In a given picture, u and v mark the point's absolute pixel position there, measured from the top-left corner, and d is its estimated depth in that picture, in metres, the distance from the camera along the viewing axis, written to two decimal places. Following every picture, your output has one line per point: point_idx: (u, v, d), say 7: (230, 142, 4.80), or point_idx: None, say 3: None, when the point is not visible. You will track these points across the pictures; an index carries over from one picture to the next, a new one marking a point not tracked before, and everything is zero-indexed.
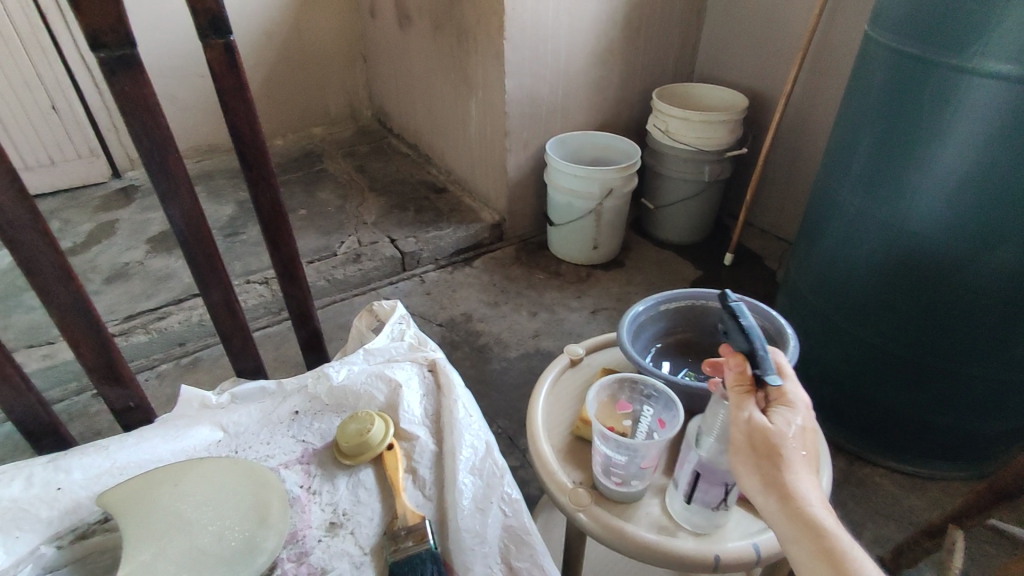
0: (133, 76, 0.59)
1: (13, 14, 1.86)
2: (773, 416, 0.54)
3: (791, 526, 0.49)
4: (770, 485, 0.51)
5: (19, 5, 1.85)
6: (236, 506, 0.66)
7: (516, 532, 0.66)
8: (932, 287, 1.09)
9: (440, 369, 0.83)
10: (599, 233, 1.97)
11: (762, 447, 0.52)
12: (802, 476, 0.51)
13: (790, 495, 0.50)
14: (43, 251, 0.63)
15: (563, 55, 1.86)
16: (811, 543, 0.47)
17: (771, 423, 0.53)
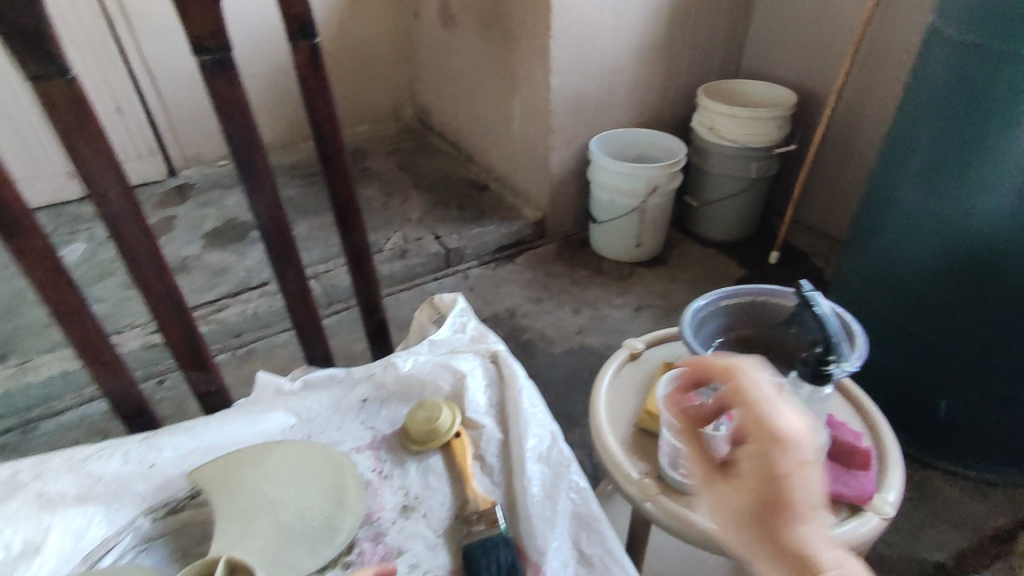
0: (228, 77, 0.63)
1: (81, 20, 1.95)
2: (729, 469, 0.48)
3: None
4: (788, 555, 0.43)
5: (88, 12, 1.95)
6: (316, 488, 0.70)
7: (586, 519, 0.68)
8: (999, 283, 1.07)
9: (502, 360, 0.85)
10: (643, 230, 1.97)
11: (759, 505, 0.45)
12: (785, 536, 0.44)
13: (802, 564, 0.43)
14: (141, 242, 0.68)
15: (608, 52, 1.86)
16: None
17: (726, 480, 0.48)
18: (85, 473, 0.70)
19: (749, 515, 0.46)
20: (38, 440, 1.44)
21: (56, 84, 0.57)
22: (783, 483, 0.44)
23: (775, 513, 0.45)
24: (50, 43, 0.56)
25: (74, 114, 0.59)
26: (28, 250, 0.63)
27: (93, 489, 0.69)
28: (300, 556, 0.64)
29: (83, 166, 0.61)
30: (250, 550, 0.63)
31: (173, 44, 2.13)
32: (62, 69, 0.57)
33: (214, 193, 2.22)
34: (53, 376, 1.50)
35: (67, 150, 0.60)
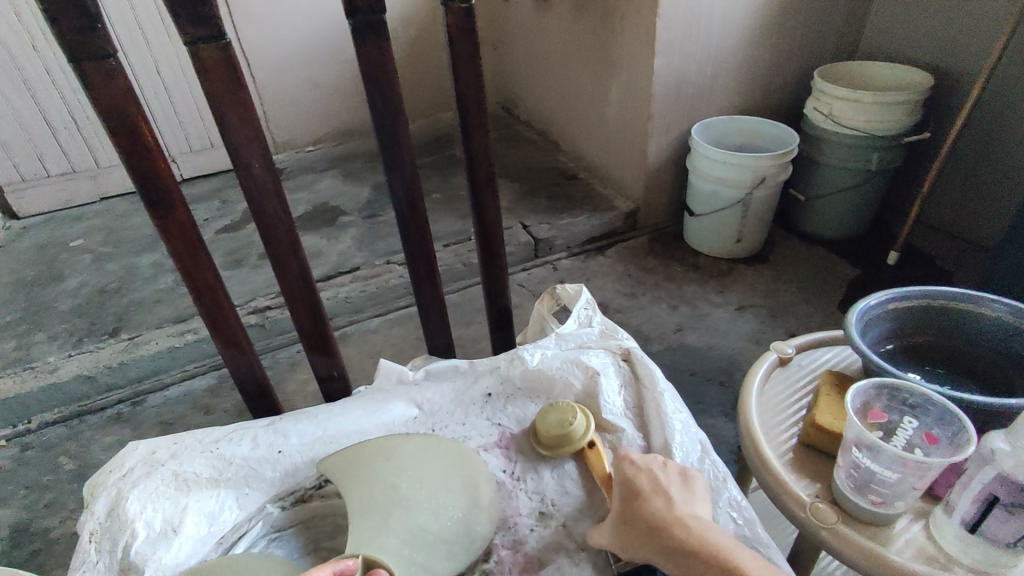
0: (378, 44, 0.59)
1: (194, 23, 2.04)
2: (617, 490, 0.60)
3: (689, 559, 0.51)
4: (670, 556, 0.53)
5: None
6: (449, 486, 0.66)
7: (750, 543, 0.60)
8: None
9: (636, 359, 0.78)
10: (746, 224, 1.84)
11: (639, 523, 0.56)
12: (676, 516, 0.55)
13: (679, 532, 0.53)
14: (279, 218, 0.65)
15: (717, 32, 1.74)
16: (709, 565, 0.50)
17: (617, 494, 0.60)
18: (218, 455, 0.68)
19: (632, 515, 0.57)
20: (148, 412, 1.50)
21: (211, 48, 0.55)
22: (641, 497, 0.57)
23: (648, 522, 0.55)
24: (208, 5, 0.53)
25: (227, 81, 0.56)
26: (171, 223, 0.61)
27: (225, 472, 0.68)
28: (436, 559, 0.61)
29: (231, 137, 0.59)
30: (387, 550, 0.60)
31: (273, 29, 2.17)
32: (219, 33, 0.54)
33: (306, 178, 2.26)
34: (162, 351, 1.55)
35: (217, 120, 0.58)
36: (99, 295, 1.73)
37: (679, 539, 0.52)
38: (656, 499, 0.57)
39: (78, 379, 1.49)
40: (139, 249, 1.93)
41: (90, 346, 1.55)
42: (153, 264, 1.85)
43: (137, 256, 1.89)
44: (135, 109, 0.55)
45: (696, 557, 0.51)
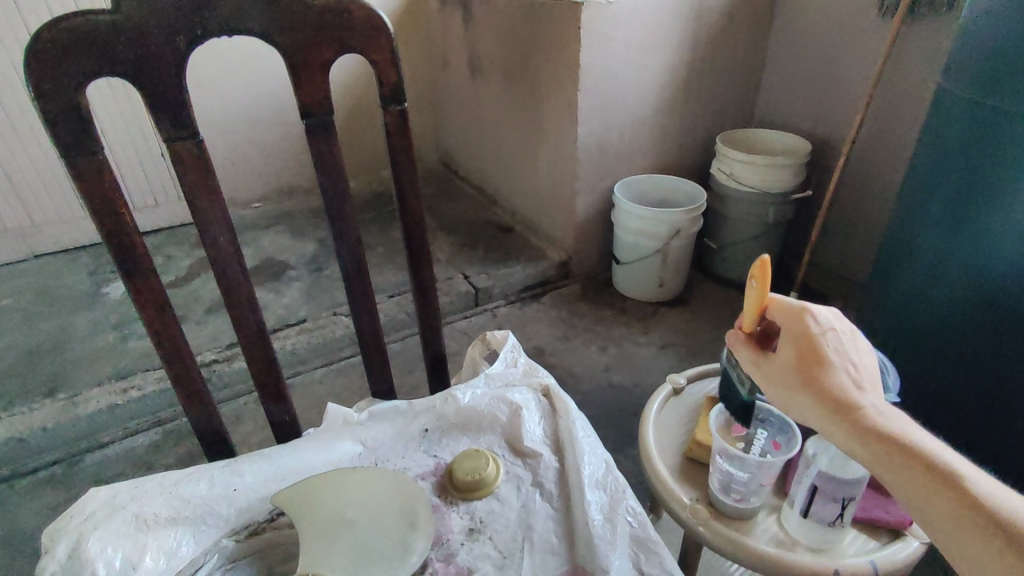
0: (326, 137, 0.72)
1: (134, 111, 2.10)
2: (799, 348, 0.65)
3: (874, 443, 0.59)
4: (842, 414, 0.60)
5: None
6: (390, 510, 0.75)
7: (645, 542, 0.72)
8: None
9: (554, 394, 0.91)
10: (665, 271, 2.04)
11: (799, 360, 0.64)
12: (861, 396, 0.61)
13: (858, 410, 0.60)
14: (240, 282, 0.75)
15: (631, 103, 1.97)
16: (891, 449, 0.58)
17: (800, 355, 0.64)
18: (177, 495, 0.75)
19: (804, 374, 0.63)
20: (86, 471, 1.49)
21: (186, 145, 0.66)
22: (816, 339, 0.63)
23: (813, 360, 0.63)
24: (186, 110, 0.64)
25: (199, 170, 0.67)
26: (144, 288, 0.71)
27: (183, 511, 0.74)
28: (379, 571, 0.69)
29: (200, 215, 0.70)
30: (334, 568, 0.69)
31: (220, 95, 2.28)
32: (193, 133, 0.66)
33: (250, 234, 2.33)
34: (102, 409, 1.56)
35: (188, 202, 0.69)
36: (34, 354, 1.72)
37: (866, 422, 0.59)
38: (824, 348, 0.63)
39: (11, 441, 1.47)
40: (77, 307, 1.93)
41: (24, 407, 1.54)
42: (91, 322, 1.86)
43: (74, 314, 1.90)
44: (118, 195, 0.65)
45: (895, 443, 0.58)
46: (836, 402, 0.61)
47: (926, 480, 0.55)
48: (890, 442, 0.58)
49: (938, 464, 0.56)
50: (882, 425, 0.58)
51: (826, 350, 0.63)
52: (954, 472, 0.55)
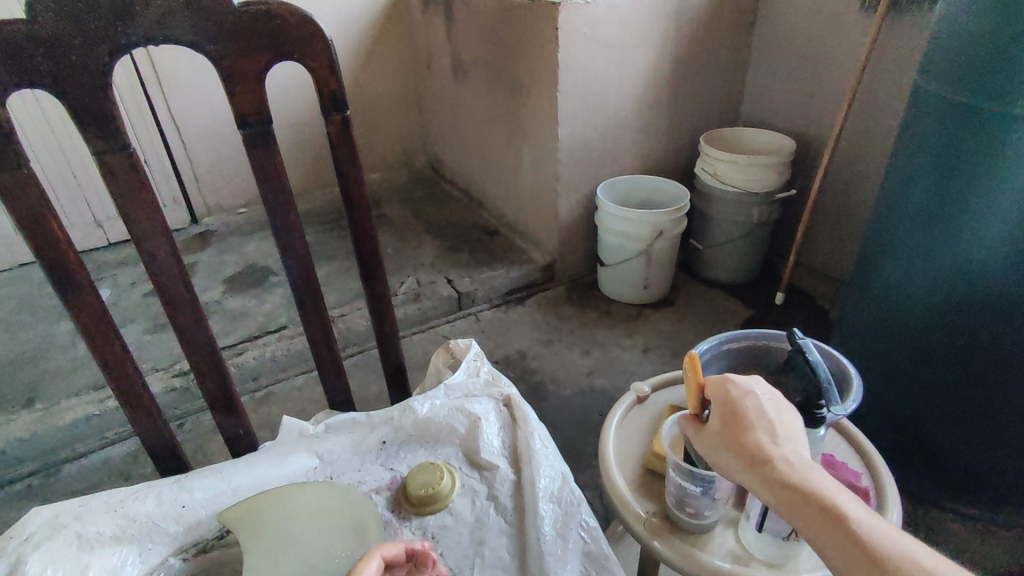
0: (266, 147, 0.71)
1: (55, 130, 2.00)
2: (720, 412, 0.66)
3: (783, 497, 0.58)
4: (756, 467, 0.60)
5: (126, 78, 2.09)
6: (338, 525, 0.74)
7: (596, 556, 0.72)
8: (980, 325, 1.12)
9: (515, 404, 0.89)
10: (650, 273, 2.02)
11: (725, 425, 0.64)
12: (776, 450, 0.60)
13: (768, 465, 0.59)
14: (182, 294, 0.74)
15: (612, 104, 1.95)
16: (800, 505, 0.56)
17: (722, 416, 0.65)
18: (122, 513, 0.73)
19: (726, 434, 0.64)
20: (61, 482, 1.48)
21: (118, 158, 0.64)
22: (736, 404, 0.65)
23: (737, 425, 0.64)
24: (116, 122, 0.63)
25: (131, 181, 0.66)
26: (80, 302, 0.69)
27: (129, 529, 0.73)
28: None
29: (137, 228, 0.68)
30: None
31: (201, 100, 2.26)
32: (123, 144, 0.64)
33: (234, 240, 2.31)
34: (77, 420, 1.54)
35: (122, 214, 0.67)
36: (12, 365, 1.71)
37: (774, 475, 0.59)
38: (749, 409, 0.64)
39: None
40: (57, 316, 1.92)
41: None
42: (70, 331, 1.85)
43: (54, 324, 1.88)
44: (47, 210, 0.64)
45: (802, 498, 0.56)
46: (749, 459, 0.61)
47: (841, 536, 0.54)
48: (808, 500, 0.56)
49: (846, 522, 0.54)
50: (802, 488, 0.57)
51: (751, 410, 0.64)
52: (864, 532, 0.53)
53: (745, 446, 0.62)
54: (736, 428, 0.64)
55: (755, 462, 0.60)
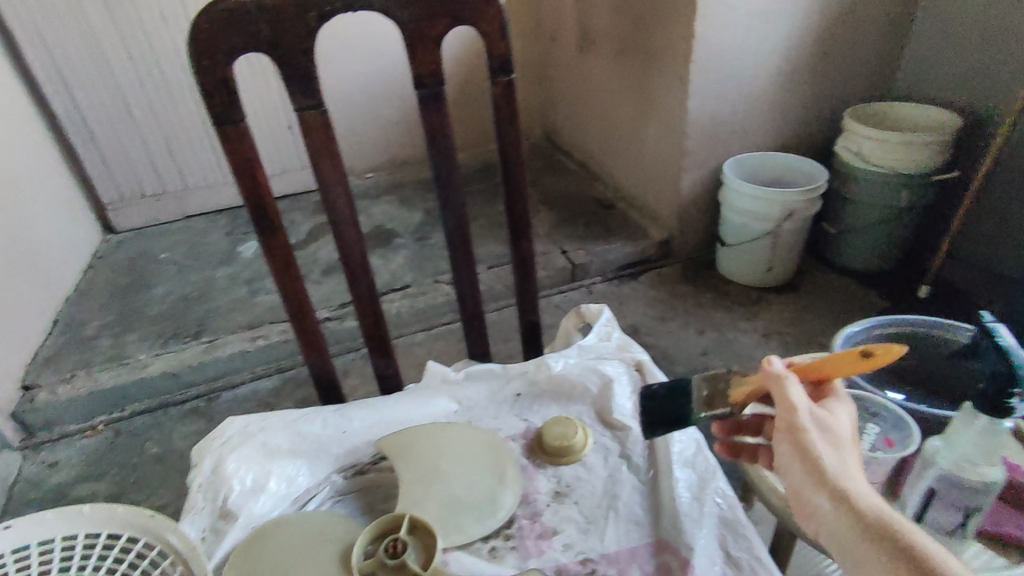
0: (437, 107, 0.76)
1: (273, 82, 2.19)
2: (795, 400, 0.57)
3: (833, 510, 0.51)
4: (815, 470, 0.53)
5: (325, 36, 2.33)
6: (482, 465, 0.80)
7: (733, 524, 0.71)
8: None
9: (647, 369, 0.91)
10: (776, 255, 1.92)
11: (785, 425, 0.57)
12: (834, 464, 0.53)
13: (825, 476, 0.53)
14: (355, 242, 0.81)
15: (749, 76, 1.85)
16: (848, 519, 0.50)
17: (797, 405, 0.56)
18: (296, 431, 0.84)
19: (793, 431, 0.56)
20: (222, 406, 1.69)
21: (314, 114, 0.72)
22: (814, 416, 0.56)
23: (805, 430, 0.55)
24: (314, 82, 0.71)
25: (322, 136, 0.74)
26: (274, 244, 0.79)
27: (301, 446, 0.83)
28: (471, 519, 0.75)
29: (324, 180, 0.76)
30: (427, 512, 0.75)
31: (342, 70, 2.42)
32: (318, 102, 0.72)
33: (364, 202, 2.47)
34: (235, 354, 1.75)
35: (313, 167, 0.75)
36: (183, 302, 1.96)
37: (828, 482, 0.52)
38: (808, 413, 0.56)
39: (163, 374, 1.69)
40: (217, 262, 2.17)
41: (174, 347, 1.77)
42: (228, 276, 2.08)
43: (214, 269, 2.13)
44: (255, 159, 0.73)
45: (852, 513, 0.50)
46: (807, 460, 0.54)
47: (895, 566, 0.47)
48: (862, 529, 0.50)
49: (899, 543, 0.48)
50: (856, 506, 0.50)
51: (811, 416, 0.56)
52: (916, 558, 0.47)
53: (803, 453, 0.55)
54: (803, 426, 0.56)
55: (812, 474, 0.54)
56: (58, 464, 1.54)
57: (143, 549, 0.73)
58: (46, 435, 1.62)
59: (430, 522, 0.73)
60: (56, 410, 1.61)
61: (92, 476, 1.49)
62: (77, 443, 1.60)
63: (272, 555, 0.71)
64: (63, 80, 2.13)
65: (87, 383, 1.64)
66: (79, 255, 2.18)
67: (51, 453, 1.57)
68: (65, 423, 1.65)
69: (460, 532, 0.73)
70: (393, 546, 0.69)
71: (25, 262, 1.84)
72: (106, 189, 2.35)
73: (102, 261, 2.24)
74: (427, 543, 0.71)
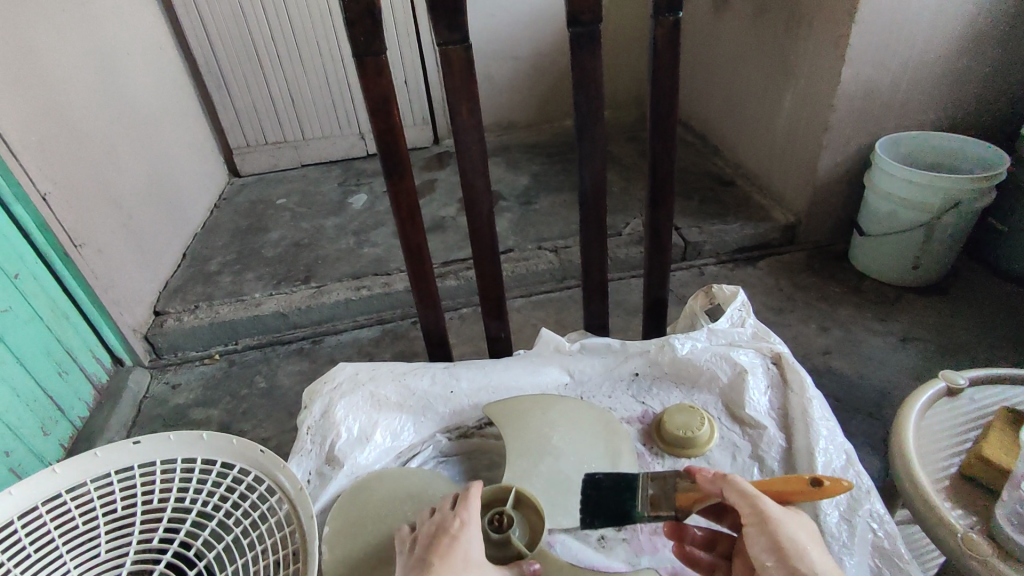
0: (590, 48, 0.70)
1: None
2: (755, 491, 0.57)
3: None
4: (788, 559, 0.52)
5: None
6: (594, 447, 0.74)
7: (892, 557, 0.61)
8: None
9: (787, 363, 0.80)
10: (926, 250, 1.68)
11: (754, 519, 0.55)
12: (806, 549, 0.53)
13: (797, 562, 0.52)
14: (483, 193, 0.78)
15: (920, 42, 1.61)
16: None
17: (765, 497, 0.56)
18: (405, 384, 0.82)
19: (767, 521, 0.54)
20: (325, 349, 1.74)
21: (456, 50, 0.68)
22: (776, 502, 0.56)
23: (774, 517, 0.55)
24: (461, 15, 0.66)
25: (460, 76, 0.69)
26: (400, 190, 0.78)
27: (408, 400, 0.81)
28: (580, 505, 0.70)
29: (458, 125, 0.72)
30: (534, 488, 0.70)
31: None
32: (462, 37, 0.67)
33: None
34: (339, 302, 1.79)
35: (449, 109, 0.72)
36: (297, 248, 2.04)
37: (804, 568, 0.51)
38: (774, 504, 0.56)
39: (274, 314, 1.77)
40: (327, 212, 2.23)
41: (286, 289, 1.84)
42: (337, 226, 2.14)
43: (325, 218, 2.20)
44: (391, 96, 0.71)
45: None
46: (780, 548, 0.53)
47: None
48: None
49: None
50: None
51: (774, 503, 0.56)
52: None
53: (777, 544, 0.53)
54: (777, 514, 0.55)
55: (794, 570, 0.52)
56: (179, 387, 1.65)
57: (252, 481, 0.74)
58: (170, 358, 1.75)
59: (536, 500, 0.68)
60: (180, 336, 1.73)
61: (206, 401, 1.59)
62: (196, 368, 1.72)
63: (377, 505, 0.70)
64: (203, 26, 2.24)
65: (209, 315, 1.76)
66: (207, 195, 2.32)
67: (174, 376, 1.70)
68: (187, 350, 1.77)
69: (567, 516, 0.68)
70: (499, 518, 0.66)
71: (162, 197, 1.97)
72: (234, 134, 2.48)
73: (227, 202, 2.37)
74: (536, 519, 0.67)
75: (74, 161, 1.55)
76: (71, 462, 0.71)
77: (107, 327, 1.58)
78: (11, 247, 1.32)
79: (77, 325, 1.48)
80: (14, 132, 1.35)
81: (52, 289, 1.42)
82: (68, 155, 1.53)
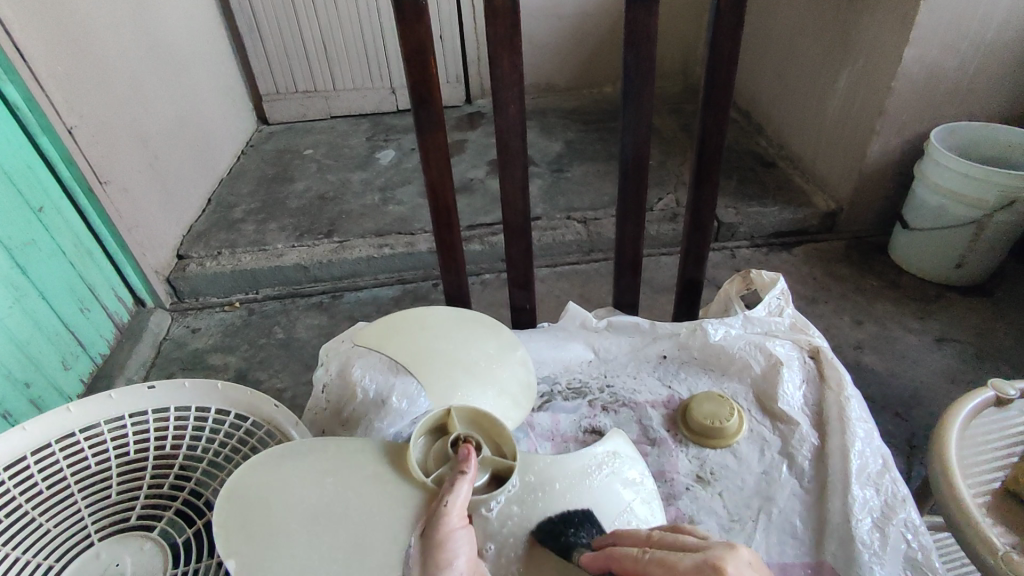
0: (645, 4, 0.73)
1: None
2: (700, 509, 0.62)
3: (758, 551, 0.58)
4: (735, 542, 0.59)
5: None
6: (471, 335, 0.82)
7: (922, 566, 0.67)
8: None
9: (824, 358, 0.85)
10: (973, 250, 1.60)
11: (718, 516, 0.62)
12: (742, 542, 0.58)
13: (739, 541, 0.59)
14: (518, 152, 0.80)
15: (993, 24, 1.50)
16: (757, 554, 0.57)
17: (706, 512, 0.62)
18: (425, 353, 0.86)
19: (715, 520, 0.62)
20: (344, 306, 1.72)
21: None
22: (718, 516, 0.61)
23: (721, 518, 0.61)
24: None
25: (504, 29, 0.70)
26: (432, 143, 0.78)
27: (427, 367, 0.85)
28: (495, 392, 0.78)
29: (500, 78, 0.73)
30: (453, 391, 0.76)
31: None
32: None
33: None
34: (362, 258, 1.77)
35: (493, 62, 0.72)
36: (321, 202, 2.01)
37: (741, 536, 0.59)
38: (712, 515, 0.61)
39: (295, 266, 1.76)
40: (354, 166, 2.20)
41: (309, 242, 1.82)
42: (363, 181, 2.10)
43: (352, 172, 2.16)
44: (429, 45, 0.70)
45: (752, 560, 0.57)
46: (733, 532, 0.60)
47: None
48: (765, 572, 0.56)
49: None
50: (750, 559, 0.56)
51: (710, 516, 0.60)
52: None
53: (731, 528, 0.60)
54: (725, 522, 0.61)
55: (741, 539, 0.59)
56: (198, 331, 1.66)
57: (263, 434, 0.76)
58: (191, 302, 1.75)
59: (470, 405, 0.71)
60: (202, 281, 1.74)
61: (224, 347, 1.60)
62: (216, 314, 1.72)
63: (296, 512, 0.61)
64: None
65: (230, 262, 1.75)
66: (235, 140, 2.29)
67: (195, 320, 1.70)
68: (208, 295, 1.77)
69: (479, 400, 0.76)
70: (461, 443, 0.67)
71: (190, 138, 1.95)
72: (265, 80, 2.44)
73: (253, 149, 2.35)
74: (485, 427, 0.70)
75: (103, 95, 1.53)
76: (84, 402, 0.71)
77: (129, 266, 1.58)
78: (36, 179, 1.32)
79: (98, 262, 1.48)
80: (43, 63, 1.33)
81: (75, 224, 1.41)
82: (97, 90, 1.50)
